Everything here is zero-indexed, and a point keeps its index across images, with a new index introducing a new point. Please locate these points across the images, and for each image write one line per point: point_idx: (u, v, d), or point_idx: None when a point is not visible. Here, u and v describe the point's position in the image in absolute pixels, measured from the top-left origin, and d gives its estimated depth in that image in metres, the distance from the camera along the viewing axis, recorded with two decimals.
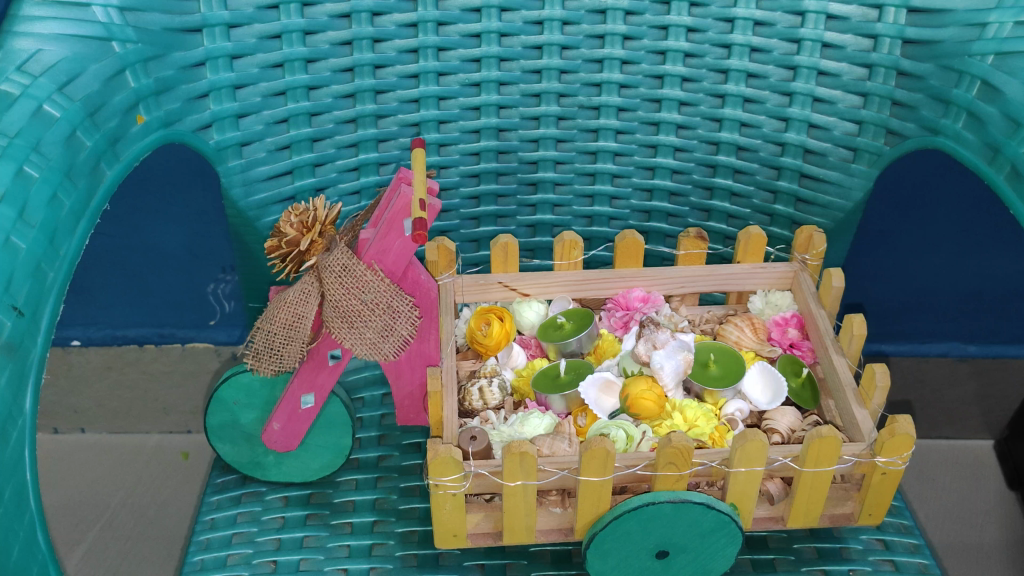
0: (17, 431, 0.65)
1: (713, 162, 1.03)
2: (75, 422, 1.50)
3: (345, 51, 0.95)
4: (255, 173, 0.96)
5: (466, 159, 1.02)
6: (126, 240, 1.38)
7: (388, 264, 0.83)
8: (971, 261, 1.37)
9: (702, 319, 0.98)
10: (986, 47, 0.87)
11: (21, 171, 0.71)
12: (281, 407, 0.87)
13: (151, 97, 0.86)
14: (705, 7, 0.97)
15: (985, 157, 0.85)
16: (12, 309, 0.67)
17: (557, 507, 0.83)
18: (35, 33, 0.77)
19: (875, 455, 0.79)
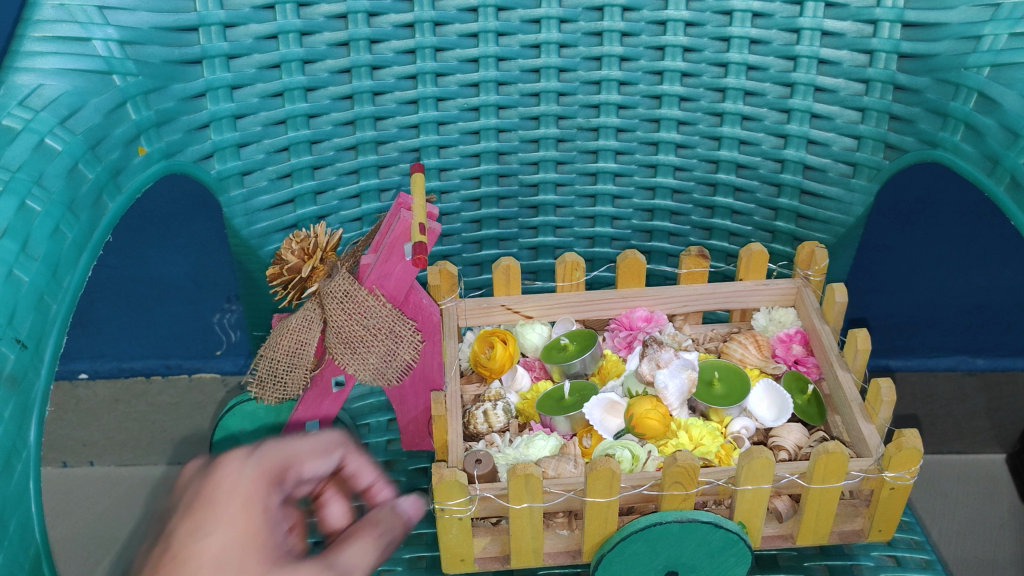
0: (22, 464, 0.65)
1: (713, 180, 1.03)
2: (83, 455, 1.46)
3: (344, 79, 0.96)
4: (257, 202, 0.97)
5: (466, 183, 1.03)
6: (132, 271, 1.41)
7: (389, 289, 0.83)
8: (977, 275, 1.38)
9: (705, 337, 0.99)
10: (981, 59, 0.86)
11: (23, 206, 0.72)
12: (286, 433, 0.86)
13: (151, 129, 0.87)
14: (701, 26, 0.97)
15: (984, 169, 0.85)
16: (15, 341, 0.67)
17: (563, 529, 0.83)
18: (36, 68, 0.78)
19: (883, 471, 0.79)
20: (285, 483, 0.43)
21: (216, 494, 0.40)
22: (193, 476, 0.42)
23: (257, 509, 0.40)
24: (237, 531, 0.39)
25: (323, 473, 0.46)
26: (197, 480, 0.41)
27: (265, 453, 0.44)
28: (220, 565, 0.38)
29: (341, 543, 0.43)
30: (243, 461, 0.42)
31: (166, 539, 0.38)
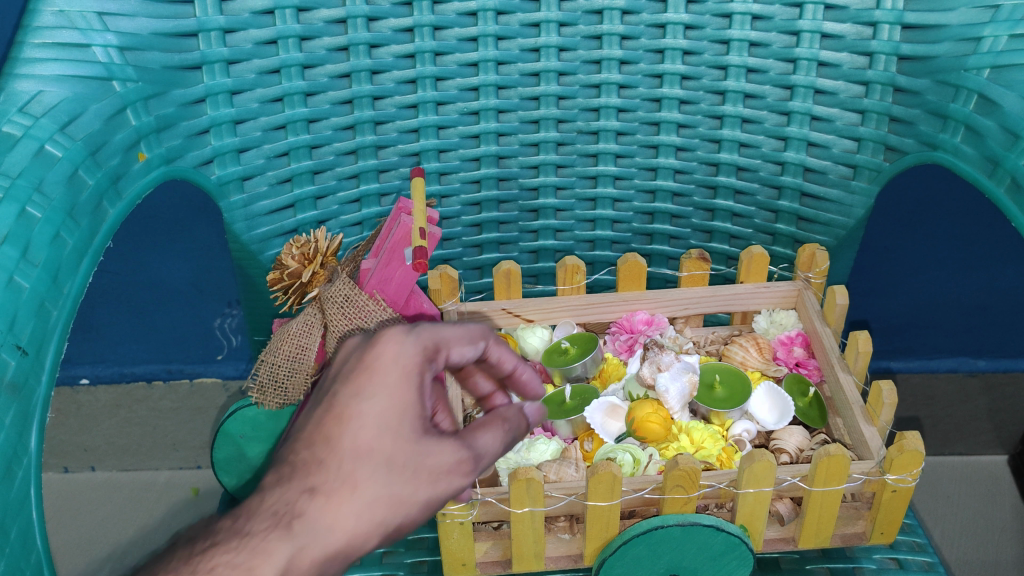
0: (23, 470, 0.65)
1: (713, 183, 1.04)
2: (84, 460, 1.49)
3: (344, 83, 0.96)
4: (257, 208, 0.97)
5: (467, 187, 1.03)
6: (133, 277, 1.40)
7: (390, 294, 0.82)
8: (979, 274, 1.37)
9: (707, 340, 0.99)
10: (981, 61, 0.85)
11: (23, 212, 0.72)
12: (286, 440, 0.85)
13: (152, 135, 0.87)
14: (700, 29, 0.97)
15: (985, 170, 0.85)
16: (16, 348, 0.67)
17: (565, 533, 0.83)
18: (36, 75, 0.78)
19: (885, 473, 0.78)
20: (433, 365, 0.52)
21: (378, 370, 0.49)
22: (358, 349, 0.51)
23: (412, 385, 0.49)
24: (394, 399, 0.49)
25: (468, 359, 0.55)
26: (360, 355, 0.50)
27: (417, 334, 0.52)
28: (379, 426, 0.48)
29: (470, 429, 0.52)
30: (403, 339, 0.51)
31: (337, 399, 0.49)
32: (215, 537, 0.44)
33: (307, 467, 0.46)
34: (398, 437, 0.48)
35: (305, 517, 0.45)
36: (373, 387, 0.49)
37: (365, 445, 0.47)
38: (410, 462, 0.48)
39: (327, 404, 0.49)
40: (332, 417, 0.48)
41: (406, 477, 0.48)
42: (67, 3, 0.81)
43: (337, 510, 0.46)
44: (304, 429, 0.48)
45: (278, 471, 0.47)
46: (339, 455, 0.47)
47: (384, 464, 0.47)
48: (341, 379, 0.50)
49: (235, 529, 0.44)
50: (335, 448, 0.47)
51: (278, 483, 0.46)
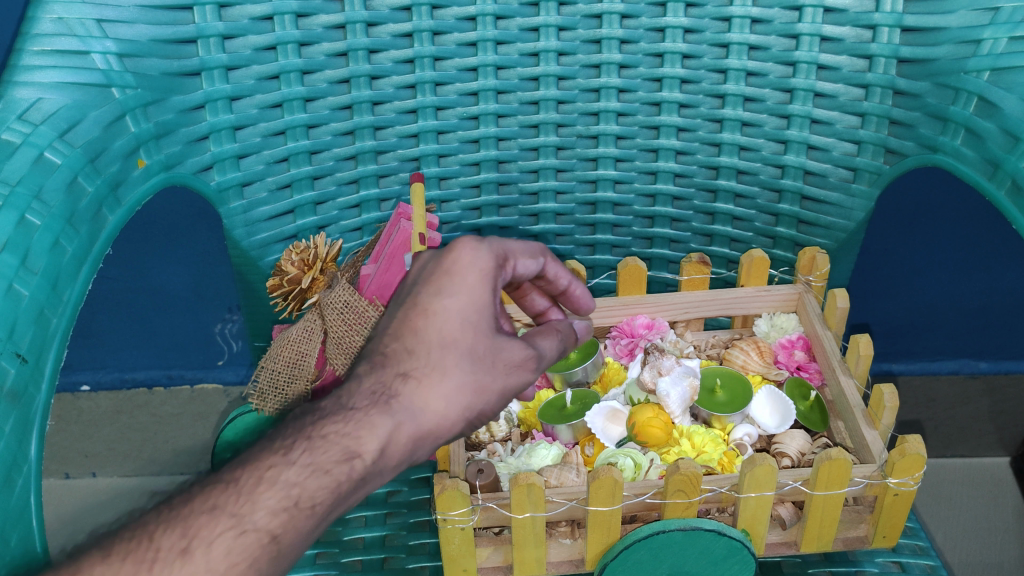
0: (23, 478, 0.65)
1: (713, 187, 1.03)
2: (86, 466, 1.45)
3: (343, 89, 0.96)
4: (257, 213, 0.97)
5: (466, 192, 1.03)
6: (133, 283, 1.41)
7: (391, 300, 0.81)
8: (981, 276, 1.37)
9: (707, 344, 0.99)
10: (981, 63, 0.85)
11: (23, 219, 0.72)
12: None
13: (151, 142, 0.87)
14: (700, 33, 0.97)
15: (985, 173, 0.85)
16: (15, 356, 0.67)
17: (566, 538, 0.82)
18: (36, 82, 0.78)
19: (887, 477, 0.78)
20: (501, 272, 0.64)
21: (457, 272, 0.62)
22: (435, 257, 0.64)
23: (485, 285, 0.62)
24: (472, 297, 0.61)
25: (529, 271, 0.68)
26: (440, 260, 0.63)
27: (489, 242, 0.64)
28: (461, 318, 0.61)
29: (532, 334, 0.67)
30: (477, 246, 0.63)
31: (424, 297, 0.62)
32: (326, 414, 0.59)
33: (401, 357, 0.61)
34: (476, 331, 0.61)
35: (401, 398, 0.59)
36: (455, 288, 0.61)
37: (449, 335, 0.61)
38: (487, 353, 0.62)
39: (413, 301, 0.62)
40: (421, 312, 0.61)
41: (484, 363, 0.61)
42: (66, 10, 0.81)
43: (428, 389, 0.60)
44: (396, 324, 0.62)
45: (376, 363, 0.61)
46: (428, 345, 0.61)
47: (466, 355, 0.61)
48: (424, 280, 0.63)
49: (340, 413, 0.58)
50: (426, 338, 0.61)
51: (374, 372, 0.60)
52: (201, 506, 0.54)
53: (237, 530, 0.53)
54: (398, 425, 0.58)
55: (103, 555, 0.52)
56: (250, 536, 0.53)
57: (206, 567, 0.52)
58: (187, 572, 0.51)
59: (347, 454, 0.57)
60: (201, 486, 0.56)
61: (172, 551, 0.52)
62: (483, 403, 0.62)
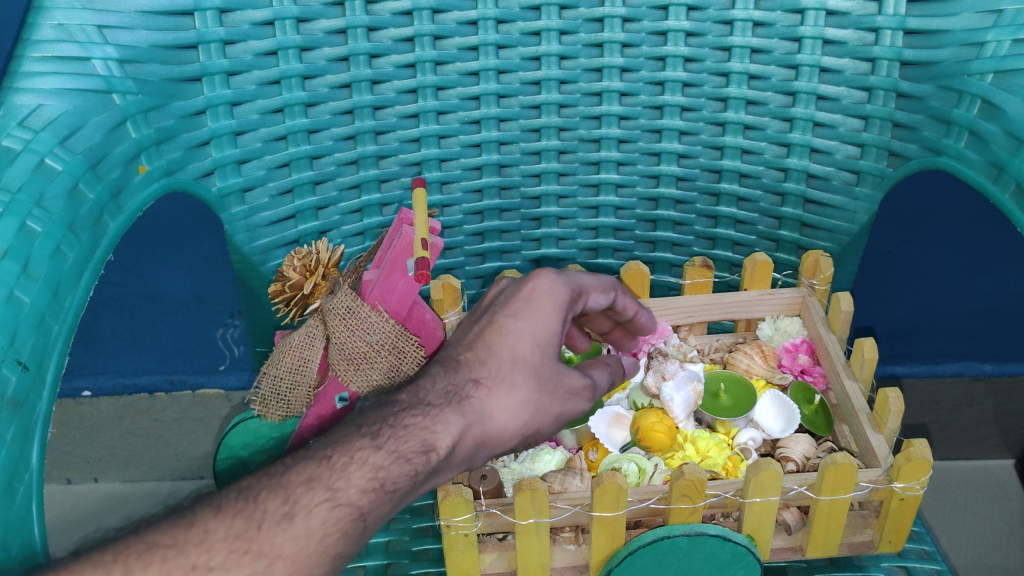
0: (24, 486, 0.65)
1: (716, 190, 1.03)
2: (88, 471, 1.47)
3: (344, 93, 0.96)
4: (258, 218, 0.97)
5: (468, 196, 1.03)
6: (136, 289, 1.45)
7: (393, 304, 0.81)
8: (982, 280, 1.41)
9: (711, 348, 0.98)
10: (984, 66, 0.85)
11: (23, 226, 0.71)
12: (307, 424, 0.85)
13: (152, 147, 0.86)
14: (701, 36, 0.96)
15: (989, 175, 0.85)
16: (16, 363, 0.67)
17: (571, 544, 0.82)
18: (35, 88, 0.77)
19: (893, 481, 0.78)
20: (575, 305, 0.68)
21: (536, 299, 0.66)
22: (514, 284, 0.68)
23: (560, 314, 0.66)
24: (546, 323, 0.65)
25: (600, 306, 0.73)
26: (518, 285, 0.67)
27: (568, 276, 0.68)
28: (533, 340, 0.64)
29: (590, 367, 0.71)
30: (556, 278, 0.67)
31: (500, 317, 0.65)
32: (401, 411, 0.60)
33: (473, 366, 0.63)
34: (545, 356, 0.64)
35: (472, 402, 0.62)
36: (530, 312, 0.65)
37: (520, 354, 0.64)
38: (552, 376, 0.65)
39: (490, 319, 0.66)
40: (494, 329, 0.65)
41: (545, 386, 0.64)
42: (66, 16, 0.81)
43: (494, 401, 0.62)
44: (470, 338, 0.65)
45: (449, 369, 0.63)
46: (500, 359, 0.64)
47: (533, 376, 0.64)
48: (500, 303, 0.67)
49: (419, 407, 0.60)
50: (497, 353, 0.64)
51: (447, 375, 0.63)
52: (297, 478, 0.53)
53: (332, 503, 0.53)
54: (469, 427, 0.61)
55: (211, 512, 0.51)
56: (344, 510, 0.53)
57: (307, 533, 0.51)
58: (289, 537, 0.51)
59: (427, 445, 0.58)
60: (288, 460, 0.55)
61: (273, 518, 0.51)
62: (534, 423, 0.65)
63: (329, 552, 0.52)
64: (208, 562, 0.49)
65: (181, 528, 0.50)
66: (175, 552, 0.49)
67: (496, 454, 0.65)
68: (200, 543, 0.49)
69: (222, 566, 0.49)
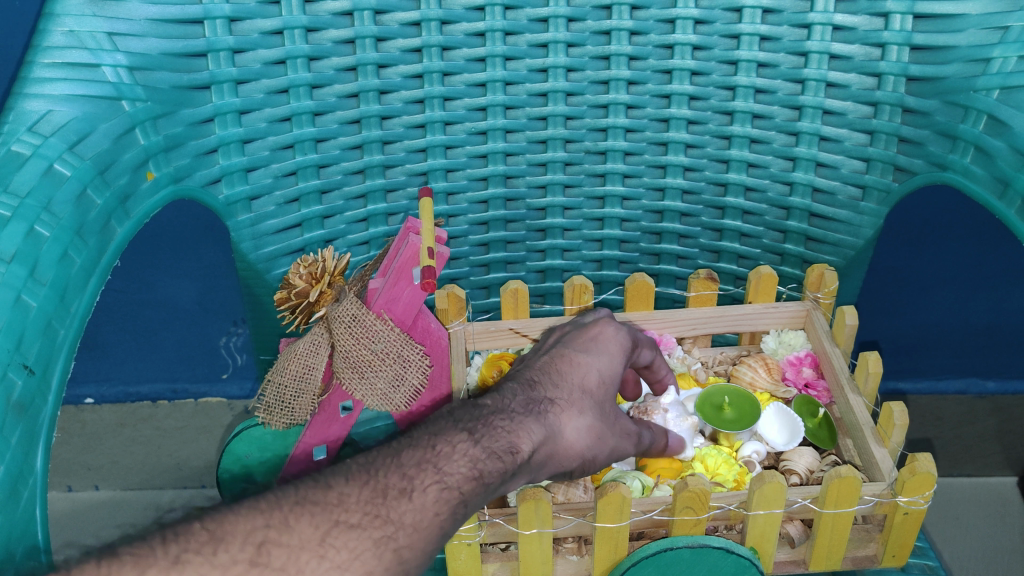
0: (28, 490, 0.64)
1: (721, 204, 1.03)
2: (88, 479, 1.42)
3: (352, 103, 0.96)
4: (265, 226, 0.97)
5: (474, 207, 1.03)
6: (139, 296, 1.42)
7: (398, 313, 0.83)
8: (986, 296, 1.39)
9: (714, 360, 0.99)
10: (991, 82, 0.85)
11: (32, 231, 0.72)
12: (318, 417, 0.86)
13: (160, 154, 0.87)
14: (708, 50, 0.97)
15: (995, 191, 0.84)
16: (23, 367, 0.67)
17: (574, 555, 0.82)
18: (46, 94, 0.78)
19: (897, 496, 0.78)
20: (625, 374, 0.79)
21: (602, 339, 0.73)
22: (579, 326, 0.75)
23: (623, 355, 0.73)
24: (611, 359, 0.72)
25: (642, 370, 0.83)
26: (586, 327, 0.74)
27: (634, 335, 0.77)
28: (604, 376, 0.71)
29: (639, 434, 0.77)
30: (617, 324, 0.75)
31: (570, 350, 0.72)
32: (488, 418, 0.63)
33: (548, 389, 0.68)
34: (609, 391, 0.71)
35: (549, 417, 0.66)
36: (598, 349, 0.72)
37: (588, 384, 0.70)
38: (611, 410, 0.71)
39: (560, 352, 0.72)
40: (564, 358, 0.71)
41: (607, 418, 0.70)
42: (77, 23, 0.81)
43: (566, 422, 0.67)
44: (541, 365, 0.71)
45: (523, 388, 0.68)
46: (571, 386, 0.69)
47: (597, 406, 0.70)
48: (567, 340, 0.74)
49: (505, 415, 0.64)
50: (568, 380, 0.69)
51: (525, 394, 0.67)
52: (408, 460, 0.57)
53: (442, 484, 0.56)
54: (547, 438, 0.65)
55: (343, 479, 0.55)
56: (452, 492, 0.56)
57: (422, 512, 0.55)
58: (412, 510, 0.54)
59: (514, 447, 0.62)
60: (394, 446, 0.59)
61: (395, 492, 0.55)
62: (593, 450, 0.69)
63: (437, 529, 0.55)
64: (349, 520, 0.52)
65: (322, 490, 0.54)
66: (319, 509, 0.52)
67: (557, 473, 0.68)
68: (341, 503, 0.53)
69: (361, 523, 0.52)
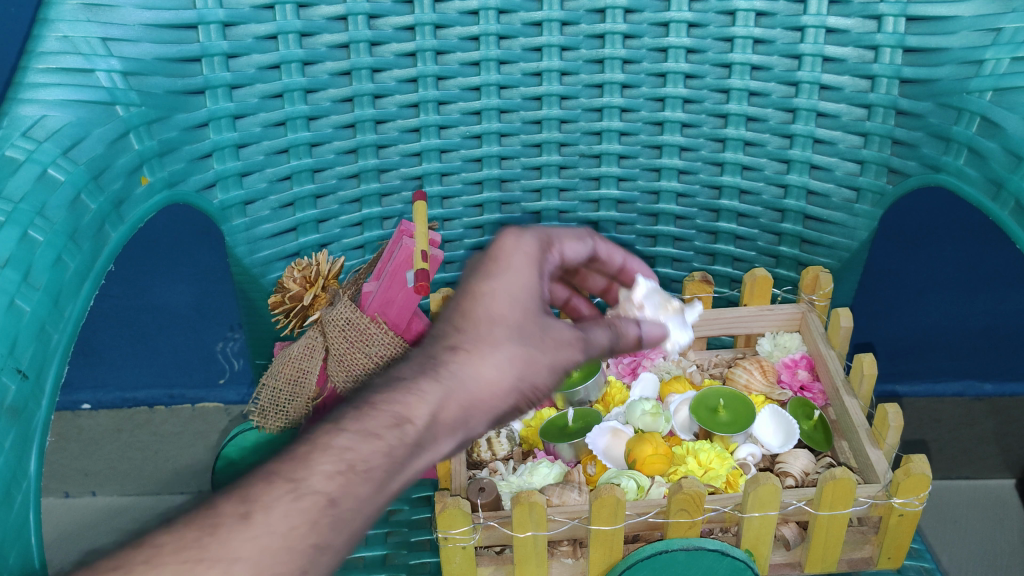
0: (22, 494, 0.64)
1: (715, 207, 1.04)
2: (86, 485, 1.46)
3: (346, 107, 0.97)
4: (260, 231, 0.97)
5: (469, 211, 1.03)
6: (136, 302, 1.42)
7: (392, 316, 0.82)
8: (983, 299, 1.38)
9: (710, 363, 0.99)
10: (984, 83, 0.85)
11: (26, 236, 0.71)
12: None
13: (154, 159, 0.87)
14: (702, 53, 0.97)
15: (988, 192, 0.84)
16: (16, 372, 0.67)
17: (568, 557, 0.82)
18: (40, 99, 0.77)
19: (892, 497, 0.78)
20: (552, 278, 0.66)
21: (505, 258, 0.57)
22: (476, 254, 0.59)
23: (532, 270, 0.57)
24: (520, 278, 0.56)
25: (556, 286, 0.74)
26: (482, 250, 0.58)
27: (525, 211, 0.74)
28: (512, 296, 0.55)
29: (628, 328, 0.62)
30: (520, 235, 0.60)
31: (469, 283, 0.56)
32: (378, 387, 0.51)
33: (449, 335, 0.54)
34: (525, 310, 0.55)
35: (449, 366, 0.51)
36: (500, 268, 0.56)
37: (498, 313, 0.54)
38: (537, 330, 0.55)
39: (462, 290, 0.56)
40: (467, 297, 0.56)
41: (531, 337, 0.54)
42: (71, 28, 0.81)
43: (478, 366, 0.52)
44: (447, 314, 0.56)
45: (421, 345, 0.54)
46: (476, 324, 0.54)
47: (514, 330, 0.54)
48: (468, 275, 0.58)
49: (395, 385, 0.50)
50: (472, 317, 0.54)
51: (421, 352, 0.53)
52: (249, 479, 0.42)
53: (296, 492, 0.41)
54: (449, 396, 0.50)
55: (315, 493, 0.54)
56: (311, 498, 0.41)
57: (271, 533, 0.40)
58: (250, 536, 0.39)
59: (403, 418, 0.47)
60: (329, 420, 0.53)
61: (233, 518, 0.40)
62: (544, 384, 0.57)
63: (302, 545, 0.40)
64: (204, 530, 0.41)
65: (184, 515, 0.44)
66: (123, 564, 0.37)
67: (499, 426, 0.54)
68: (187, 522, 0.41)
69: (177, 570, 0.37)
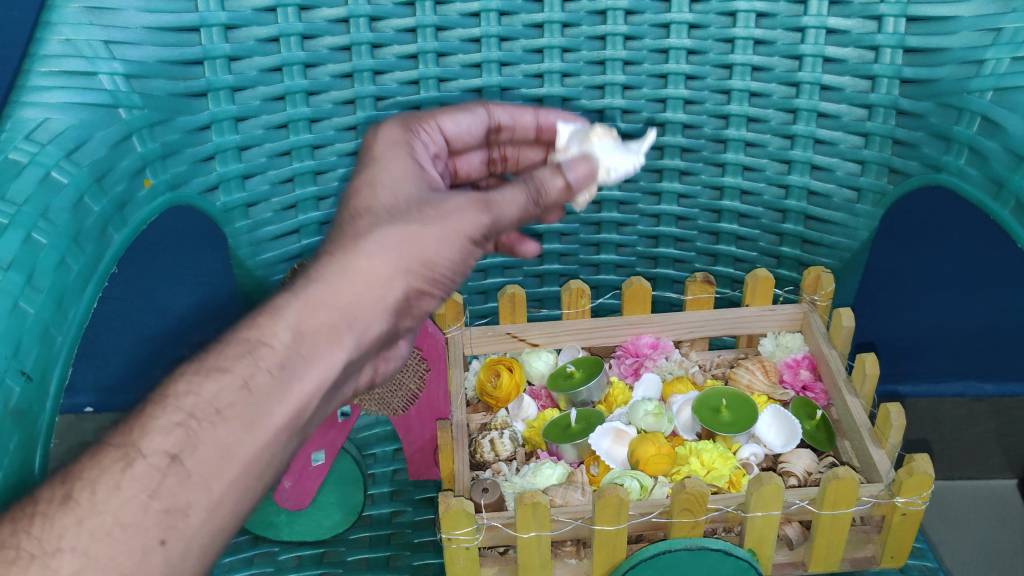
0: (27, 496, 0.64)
1: (717, 208, 1.04)
2: None
3: (348, 109, 0.97)
4: (262, 233, 0.98)
5: None
6: (138, 303, 1.43)
7: None
8: (985, 298, 1.38)
9: (712, 363, 0.99)
10: (984, 83, 0.84)
11: (29, 238, 0.71)
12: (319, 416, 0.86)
13: (157, 161, 0.87)
14: (703, 54, 0.97)
15: (989, 192, 0.83)
16: (21, 374, 0.67)
17: (572, 558, 0.82)
18: (43, 102, 0.78)
19: (895, 496, 0.78)
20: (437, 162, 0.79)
21: (379, 155, 0.69)
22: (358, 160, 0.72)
23: (406, 156, 0.69)
24: (396, 165, 0.68)
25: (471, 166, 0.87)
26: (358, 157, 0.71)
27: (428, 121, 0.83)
28: (390, 180, 0.66)
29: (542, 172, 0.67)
30: (381, 133, 0.73)
31: (352, 185, 0.66)
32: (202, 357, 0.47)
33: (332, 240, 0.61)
34: (398, 196, 0.64)
35: (312, 275, 0.57)
36: (374, 160, 0.68)
37: (370, 204, 0.63)
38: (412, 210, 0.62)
39: (346, 192, 0.66)
40: (348, 195, 0.66)
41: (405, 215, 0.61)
42: (74, 31, 0.81)
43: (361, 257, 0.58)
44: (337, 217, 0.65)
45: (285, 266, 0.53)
46: (347, 219, 0.63)
47: (386, 215, 0.61)
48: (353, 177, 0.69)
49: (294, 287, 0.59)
50: (353, 203, 0.64)
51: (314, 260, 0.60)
52: None
53: None
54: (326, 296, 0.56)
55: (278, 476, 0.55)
56: None
57: None
58: None
59: None
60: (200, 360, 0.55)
61: None
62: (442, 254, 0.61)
63: None
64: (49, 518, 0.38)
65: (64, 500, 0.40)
66: None
67: (404, 295, 0.60)
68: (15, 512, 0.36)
69: None
